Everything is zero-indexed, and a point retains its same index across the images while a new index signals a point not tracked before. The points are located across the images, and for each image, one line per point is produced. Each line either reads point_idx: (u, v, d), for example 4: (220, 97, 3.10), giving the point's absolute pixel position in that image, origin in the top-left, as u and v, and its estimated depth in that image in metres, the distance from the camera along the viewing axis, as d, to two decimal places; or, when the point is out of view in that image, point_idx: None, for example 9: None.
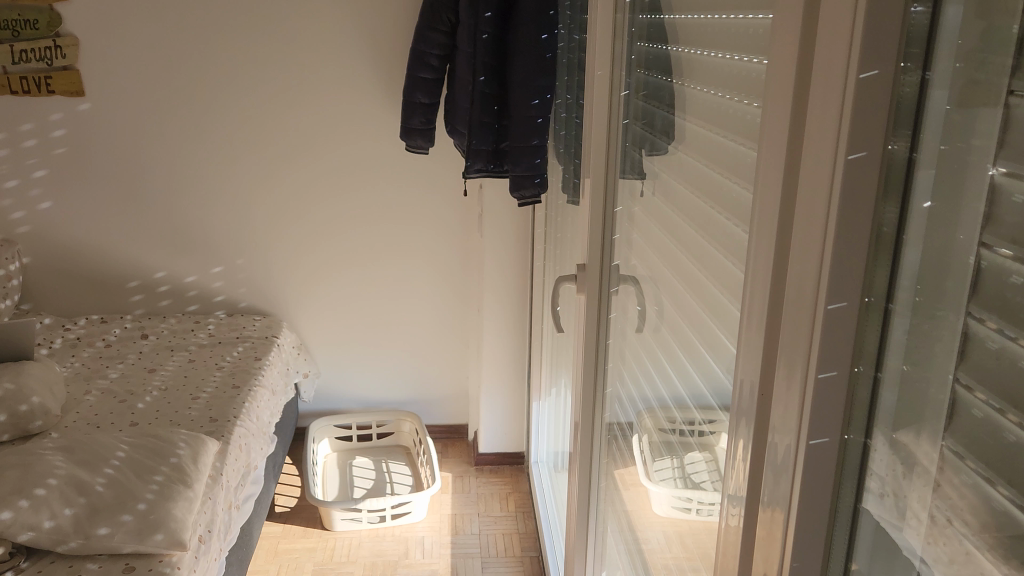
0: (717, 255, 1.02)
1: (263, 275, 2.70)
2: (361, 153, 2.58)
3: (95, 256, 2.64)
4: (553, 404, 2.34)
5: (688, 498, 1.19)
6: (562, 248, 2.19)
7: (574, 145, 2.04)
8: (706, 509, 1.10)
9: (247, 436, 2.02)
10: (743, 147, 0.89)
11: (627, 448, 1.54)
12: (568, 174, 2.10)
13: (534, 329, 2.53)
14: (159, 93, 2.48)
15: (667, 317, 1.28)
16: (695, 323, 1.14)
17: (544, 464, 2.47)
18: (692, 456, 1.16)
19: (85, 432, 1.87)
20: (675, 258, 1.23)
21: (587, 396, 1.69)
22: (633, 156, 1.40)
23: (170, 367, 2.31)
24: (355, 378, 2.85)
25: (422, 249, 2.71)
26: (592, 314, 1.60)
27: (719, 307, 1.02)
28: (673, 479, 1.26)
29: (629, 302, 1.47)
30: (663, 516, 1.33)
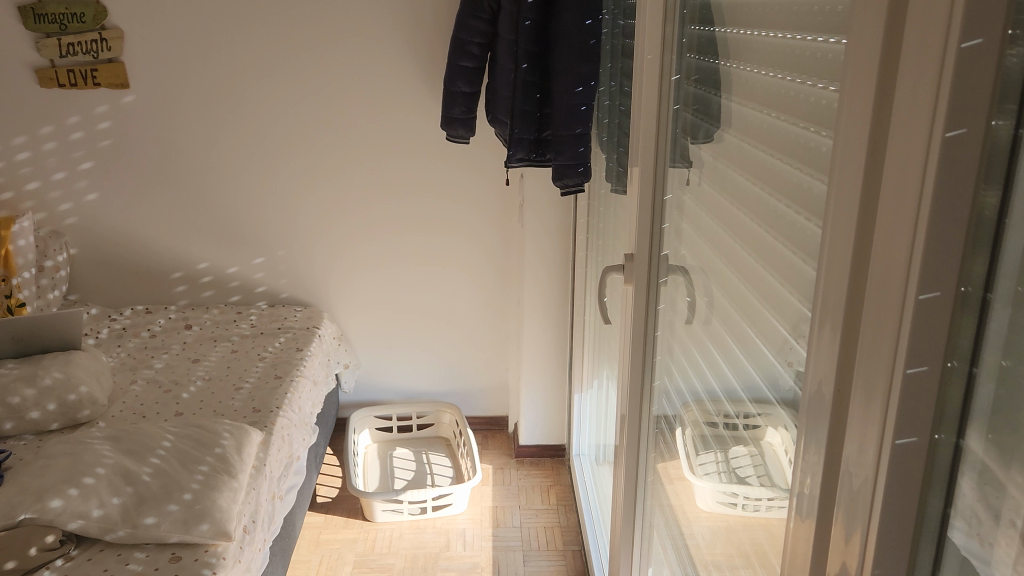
0: (774, 242, 0.98)
1: (304, 266, 2.70)
2: (401, 144, 2.56)
3: (139, 248, 2.67)
4: (596, 395, 2.31)
5: (736, 493, 1.16)
6: (606, 240, 2.14)
7: (618, 133, 2.00)
8: (756, 505, 1.07)
9: (289, 426, 2.02)
10: (806, 130, 0.85)
11: (674, 441, 1.50)
12: (612, 162, 2.07)
13: (575, 320, 2.50)
14: (202, 84, 2.48)
15: (717, 307, 1.24)
16: (748, 313, 1.10)
17: (587, 456, 2.45)
18: (739, 448, 1.13)
19: (130, 422, 1.88)
20: (727, 248, 1.19)
21: (633, 388, 1.65)
22: (684, 143, 1.36)
23: (213, 358, 2.32)
24: (396, 370, 2.85)
25: (462, 240, 2.69)
26: (640, 306, 1.56)
27: (777, 297, 0.98)
28: (718, 473, 1.23)
29: (678, 293, 1.43)
30: (709, 510, 1.29)
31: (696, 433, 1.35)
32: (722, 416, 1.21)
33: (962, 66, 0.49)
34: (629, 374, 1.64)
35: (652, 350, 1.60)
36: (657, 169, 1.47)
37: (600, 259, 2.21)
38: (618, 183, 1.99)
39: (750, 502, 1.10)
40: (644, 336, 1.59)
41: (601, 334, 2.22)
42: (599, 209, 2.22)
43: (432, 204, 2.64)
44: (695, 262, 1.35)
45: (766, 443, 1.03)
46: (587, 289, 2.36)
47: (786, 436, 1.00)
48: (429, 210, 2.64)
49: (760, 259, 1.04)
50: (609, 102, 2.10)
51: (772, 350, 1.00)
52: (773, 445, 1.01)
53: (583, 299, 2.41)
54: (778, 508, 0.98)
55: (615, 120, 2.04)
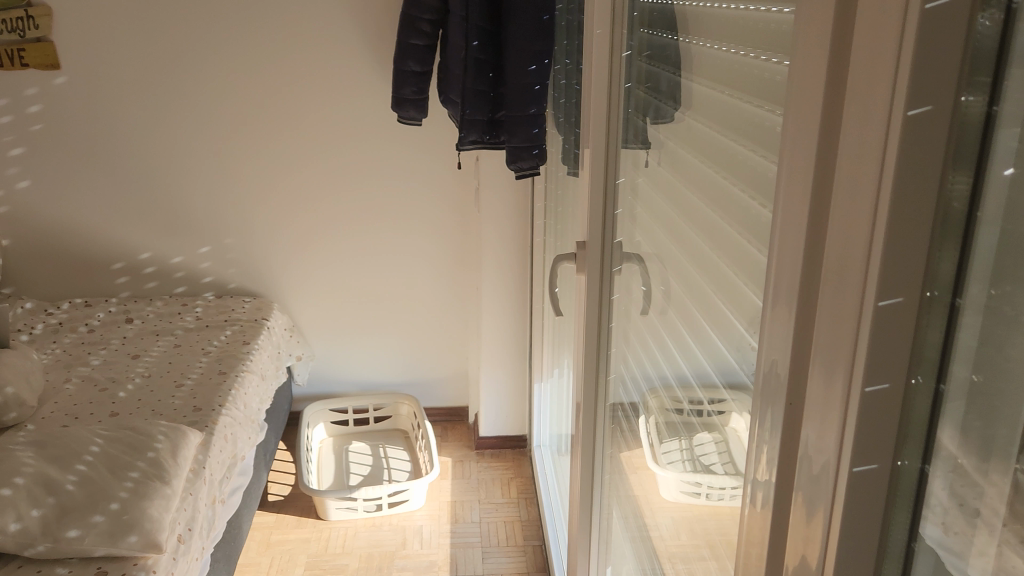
0: (730, 229, 0.90)
1: (252, 256, 2.59)
2: (351, 126, 2.45)
3: (77, 238, 2.53)
4: (556, 384, 2.24)
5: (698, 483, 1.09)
6: (564, 226, 2.06)
7: (573, 113, 1.92)
8: (718, 495, 1.01)
9: (233, 425, 1.92)
10: (760, 108, 0.78)
11: (632, 433, 1.43)
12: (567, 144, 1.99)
13: (535, 308, 2.42)
14: (139, 64, 2.35)
15: (673, 297, 1.17)
16: (705, 307, 1.03)
17: (548, 448, 2.38)
18: (704, 437, 1.06)
19: (60, 425, 1.77)
20: (682, 237, 1.11)
21: (589, 382, 1.58)
22: (637, 123, 1.28)
23: (154, 353, 2.21)
24: (352, 362, 2.75)
25: (417, 226, 2.59)
26: (593, 297, 1.48)
27: (733, 288, 0.90)
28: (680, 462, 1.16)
29: (633, 282, 1.36)
30: (671, 503, 1.22)
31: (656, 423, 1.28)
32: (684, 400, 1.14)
33: (925, 31, 0.41)
34: (584, 368, 1.56)
35: (608, 342, 1.52)
36: (609, 150, 1.39)
37: (558, 245, 2.13)
38: (574, 167, 1.91)
39: (713, 492, 1.04)
40: (599, 327, 1.52)
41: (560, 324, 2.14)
42: (556, 192, 2.14)
43: (385, 189, 2.54)
44: (650, 249, 1.27)
45: (727, 429, 0.96)
46: (547, 277, 2.29)
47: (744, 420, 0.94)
48: (382, 195, 2.54)
49: (715, 249, 0.97)
50: (564, 81, 2.02)
51: (727, 344, 0.93)
52: (735, 429, 0.93)
53: (542, 288, 2.34)
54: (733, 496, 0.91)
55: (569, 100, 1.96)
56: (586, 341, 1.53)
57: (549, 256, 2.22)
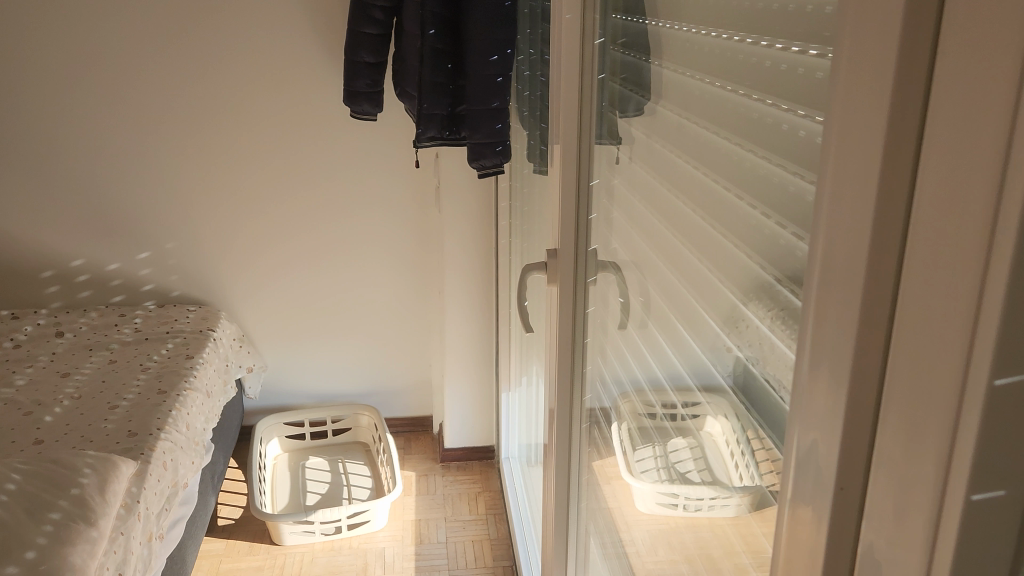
0: (724, 241, 0.75)
1: (196, 262, 2.41)
2: (300, 121, 2.29)
3: (1, 245, 2.33)
4: (530, 388, 2.13)
5: (675, 493, 0.97)
6: (533, 231, 1.92)
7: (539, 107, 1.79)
8: (694, 505, 0.89)
9: (173, 450, 1.76)
10: (770, 105, 0.63)
11: (604, 437, 1.28)
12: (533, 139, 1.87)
13: (502, 313, 2.29)
14: (64, 56, 2.16)
15: (653, 310, 1.03)
16: (683, 311, 0.90)
17: (517, 460, 2.26)
18: (676, 440, 0.95)
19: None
20: (663, 246, 0.96)
21: (562, 412, 1.40)
22: (610, 118, 1.14)
23: (87, 371, 2.03)
24: (306, 371, 2.58)
25: (373, 227, 2.43)
26: (566, 314, 1.32)
27: (737, 317, 0.72)
28: (656, 471, 1.04)
29: (609, 293, 1.21)
30: (648, 513, 1.08)
31: (629, 429, 1.15)
32: (658, 403, 1.03)
33: None
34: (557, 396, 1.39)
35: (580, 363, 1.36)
36: (581, 146, 1.24)
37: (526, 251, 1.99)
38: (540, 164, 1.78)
39: (690, 502, 0.92)
40: (573, 348, 1.35)
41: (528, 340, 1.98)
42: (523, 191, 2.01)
43: (339, 189, 2.37)
44: (626, 257, 1.13)
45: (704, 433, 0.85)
46: (515, 282, 2.15)
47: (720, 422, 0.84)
48: (336, 195, 2.38)
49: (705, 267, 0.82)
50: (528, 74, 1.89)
51: (717, 367, 0.79)
52: (710, 434, 0.83)
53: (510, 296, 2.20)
54: (721, 505, 0.81)
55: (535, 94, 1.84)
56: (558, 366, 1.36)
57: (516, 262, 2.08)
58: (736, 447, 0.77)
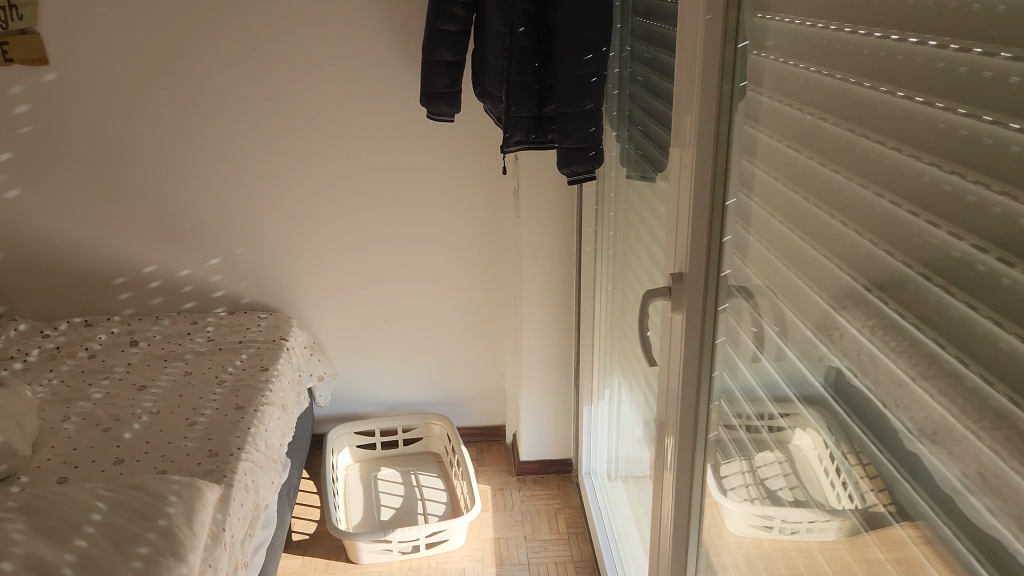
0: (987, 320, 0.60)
1: (268, 268, 2.35)
2: (374, 123, 2.20)
3: (72, 251, 2.29)
4: (622, 400, 2.03)
5: (771, 517, 1.08)
6: (656, 255, 1.76)
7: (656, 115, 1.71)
8: (794, 526, 1.01)
9: (255, 470, 1.70)
10: None
11: (733, 480, 1.18)
12: (646, 146, 1.78)
13: (586, 323, 2.19)
14: (134, 58, 2.10)
15: (815, 356, 0.91)
16: (799, 339, 0.95)
17: (608, 475, 2.17)
18: (764, 454, 1.08)
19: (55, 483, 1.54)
20: (843, 294, 0.83)
21: (678, 451, 1.27)
22: (754, 133, 1.02)
23: (162, 383, 1.98)
24: (377, 380, 2.51)
25: (446, 231, 2.34)
26: (693, 349, 1.18)
27: (1004, 421, 0.60)
28: (746, 493, 1.14)
29: (744, 326, 1.10)
30: (739, 535, 1.18)
31: (709, 452, 1.25)
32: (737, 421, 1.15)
33: None
34: (679, 437, 1.25)
35: (714, 397, 1.21)
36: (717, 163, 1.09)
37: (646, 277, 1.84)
38: (658, 167, 1.71)
39: (788, 524, 1.03)
40: (698, 380, 1.20)
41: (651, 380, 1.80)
42: (633, 200, 1.89)
43: (413, 192, 2.29)
44: (773, 287, 1.01)
45: (794, 446, 0.99)
46: (614, 296, 2.04)
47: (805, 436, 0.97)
48: (410, 199, 2.29)
49: (929, 327, 0.69)
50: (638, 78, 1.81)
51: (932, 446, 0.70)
52: (801, 446, 0.98)
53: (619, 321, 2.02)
54: (819, 528, 0.95)
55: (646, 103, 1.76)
56: (681, 402, 1.22)
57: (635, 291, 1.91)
58: (830, 464, 0.91)
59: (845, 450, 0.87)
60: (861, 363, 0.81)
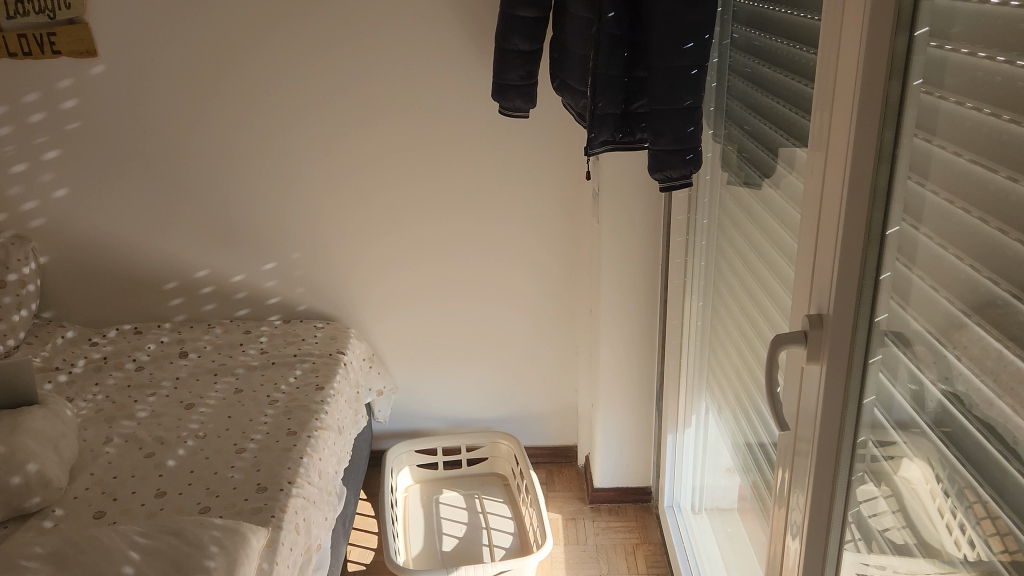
0: None
1: (325, 274, 2.19)
2: (440, 119, 2.01)
3: (122, 255, 2.17)
4: (718, 427, 1.81)
5: (876, 566, 0.95)
6: (777, 299, 1.47)
7: (765, 114, 1.48)
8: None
9: (307, 506, 1.54)
10: None
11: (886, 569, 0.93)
12: (750, 149, 1.56)
13: (673, 342, 1.97)
14: (186, 48, 1.95)
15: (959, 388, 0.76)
16: (972, 400, 0.74)
17: (702, 508, 1.95)
18: (865, 490, 0.96)
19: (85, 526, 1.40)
20: None
21: (803, 534, 1.04)
22: (930, 146, 0.79)
23: (211, 401, 1.83)
24: (440, 395, 2.34)
25: (516, 237, 2.14)
26: (834, 415, 0.94)
27: None
28: (851, 544, 1.01)
29: (902, 375, 0.86)
30: None
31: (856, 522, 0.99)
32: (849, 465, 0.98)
33: None
34: (809, 522, 1.01)
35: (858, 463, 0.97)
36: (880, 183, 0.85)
37: (764, 329, 1.54)
38: (766, 172, 1.49)
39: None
40: (838, 446, 0.96)
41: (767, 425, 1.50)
42: (737, 211, 1.64)
43: (480, 194, 2.09)
44: (941, 334, 0.78)
45: (900, 479, 0.88)
46: (708, 313, 1.82)
47: (910, 467, 0.86)
48: (477, 201, 2.10)
49: None
50: (743, 72, 1.58)
51: None
52: (909, 479, 0.87)
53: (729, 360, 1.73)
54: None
55: (752, 101, 1.54)
56: (816, 480, 0.98)
57: (751, 342, 1.60)
58: (945, 502, 0.81)
59: (961, 486, 0.77)
60: (982, 390, 0.72)
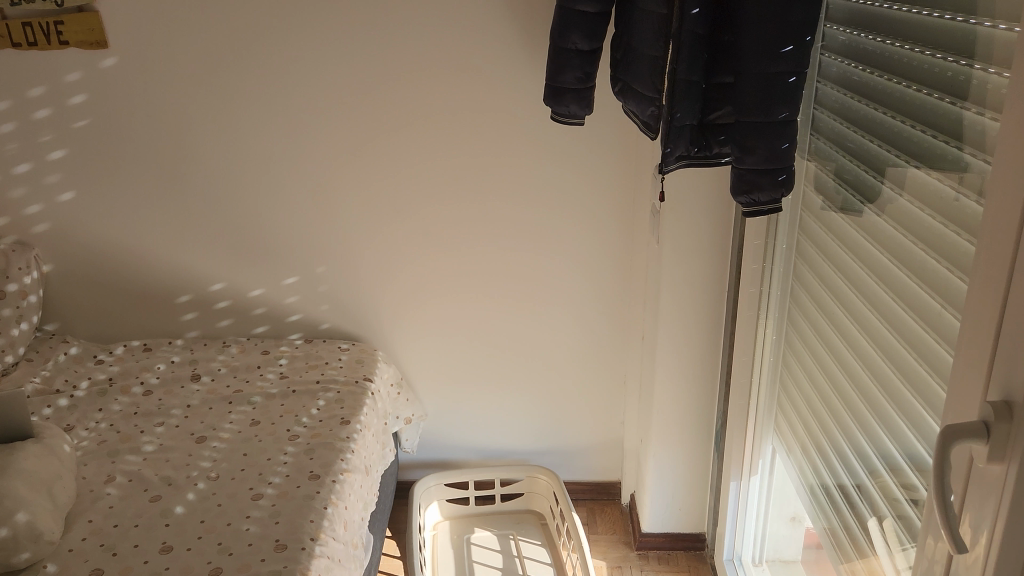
0: None
1: (352, 291, 2.00)
2: (484, 124, 1.82)
3: (132, 265, 1.99)
4: (794, 480, 1.60)
5: None
6: (896, 359, 1.20)
7: (870, 132, 1.27)
8: None
9: (331, 566, 1.35)
10: None
11: None
12: (849, 171, 1.35)
13: (739, 379, 1.77)
14: (206, 41, 1.77)
15: None
16: None
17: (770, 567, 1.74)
18: None
19: None
20: None
21: None
22: None
23: (225, 435, 1.65)
24: (473, 424, 2.15)
25: (562, 255, 1.95)
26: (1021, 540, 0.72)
27: None
28: None
29: None
30: None
31: None
32: None
33: None
34: None
35: None
36: None
37: (875, 394, 1.27)
38: (870, 198, 1.28)
39: None
40: None
41: (902, 510, 1.20)
42: (829, 242, 1.43)
43: (525, 207, 1.89)
44: None
45: None
46: (784, 351, 1.62)
47: None
48: (521, 215, 1.90)
49: None
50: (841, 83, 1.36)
51: None
52: None
53: (813, 413, 1.49)
54: None
55: (854, 117, 1.32)
56: None
57: (850, 399, 1.35)
58: None
59: None
60: None
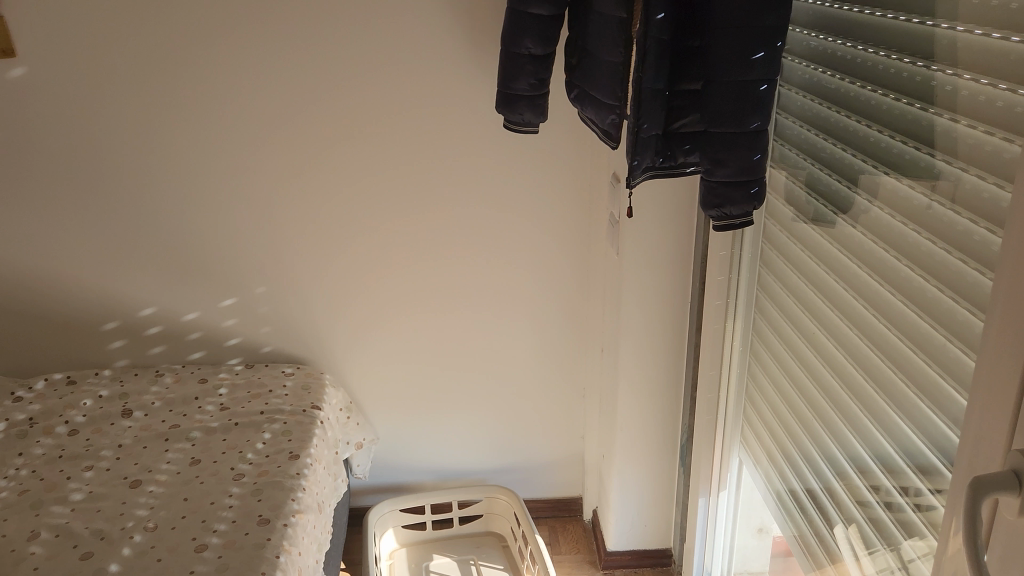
0: None
1: (295, 311, 1.88)
2: (433, 134, 1.72)
3: (51, 292, 1.82)
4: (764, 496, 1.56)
5: None
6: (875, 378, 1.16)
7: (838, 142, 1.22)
8: None
9: None
10: None
11: None
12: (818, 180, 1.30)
13: (704, 393, 1.72)
14: (127, 48, 1.62)
15: None
16: None
17: None
18: None
19: None
20: None
21: None
22: None
23: (162, 477, 1.52)
24: (428, 445, 2.05)
25: (518, 268, 1.86)
26: None
27: None
28: None
29: None
30: None
31: None
32: None
33: None
34: None
35: None
36: None
37: (848, 406, 1.22)
38: (841, 208, 1.22)
39: None
40: None
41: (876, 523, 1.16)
42: (799, 254, 1.38)
43: (478, 219, 1.81)
44: None
45: None
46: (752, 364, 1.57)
47: None
48: (474, 228, 1.82)
49: None
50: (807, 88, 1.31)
51: None
52: None
53: (782, 428, 1.44)
54: None
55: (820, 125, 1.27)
56: None
57: (821, 411, 1.31)
58: None
59: None
60: None
